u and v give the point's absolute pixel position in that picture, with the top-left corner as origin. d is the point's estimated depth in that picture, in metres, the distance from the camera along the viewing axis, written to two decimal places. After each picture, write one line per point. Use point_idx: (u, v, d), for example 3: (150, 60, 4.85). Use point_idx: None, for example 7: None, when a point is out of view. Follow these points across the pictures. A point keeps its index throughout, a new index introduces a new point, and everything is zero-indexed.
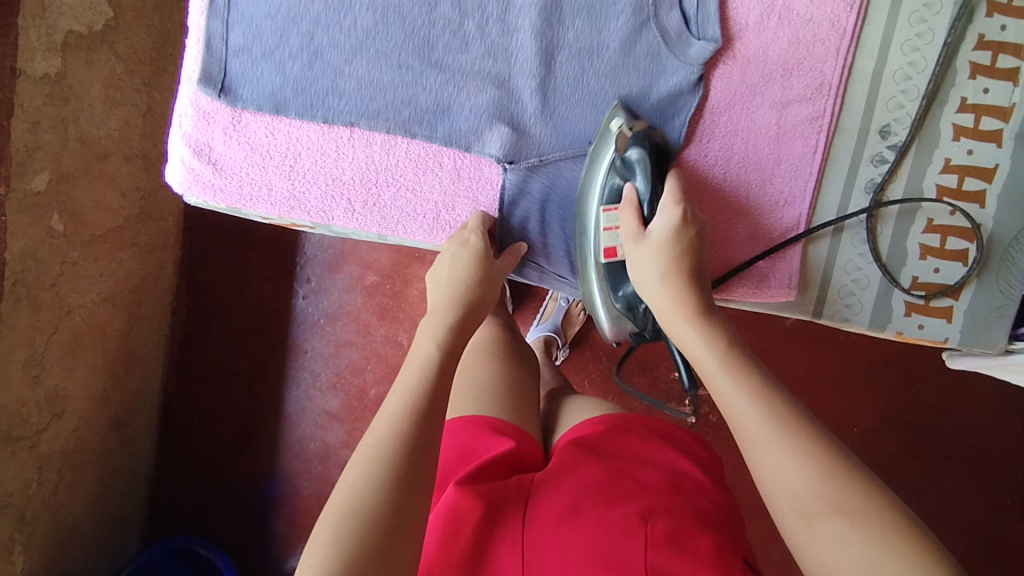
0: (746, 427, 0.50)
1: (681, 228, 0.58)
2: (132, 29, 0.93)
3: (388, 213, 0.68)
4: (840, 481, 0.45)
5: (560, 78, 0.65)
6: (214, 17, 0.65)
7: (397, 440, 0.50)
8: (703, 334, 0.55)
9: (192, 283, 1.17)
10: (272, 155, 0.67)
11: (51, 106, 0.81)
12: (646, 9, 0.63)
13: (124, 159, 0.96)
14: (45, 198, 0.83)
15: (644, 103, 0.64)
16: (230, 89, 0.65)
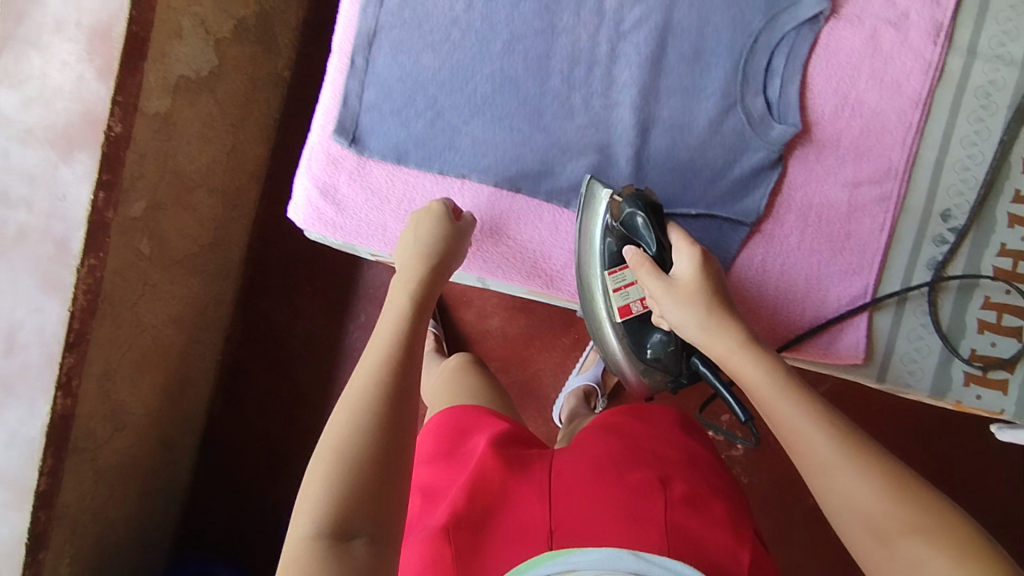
0: (814, 453, 0.53)
1: (704, 263, 0.63)
2: (230, 76, 1.01)
3: (490, 258, 0.75)
4: (906, 500, 0.50)
5: (654, 149, 0.71)
6: (353, 78, 0.73)
7: (380, 387, 0.54)
8: (759, 362, 0.59)
9: (248, 311, 1.22)
10: (391, 200, 0.75)
11: (156, 141, 0.88)
12: (734, 94, 0.69)
13: (206, 192, 1.03)
14: (138, 223, 0.89)
15: (729, 175, 0.70)
16: (360, 140, 0.73)
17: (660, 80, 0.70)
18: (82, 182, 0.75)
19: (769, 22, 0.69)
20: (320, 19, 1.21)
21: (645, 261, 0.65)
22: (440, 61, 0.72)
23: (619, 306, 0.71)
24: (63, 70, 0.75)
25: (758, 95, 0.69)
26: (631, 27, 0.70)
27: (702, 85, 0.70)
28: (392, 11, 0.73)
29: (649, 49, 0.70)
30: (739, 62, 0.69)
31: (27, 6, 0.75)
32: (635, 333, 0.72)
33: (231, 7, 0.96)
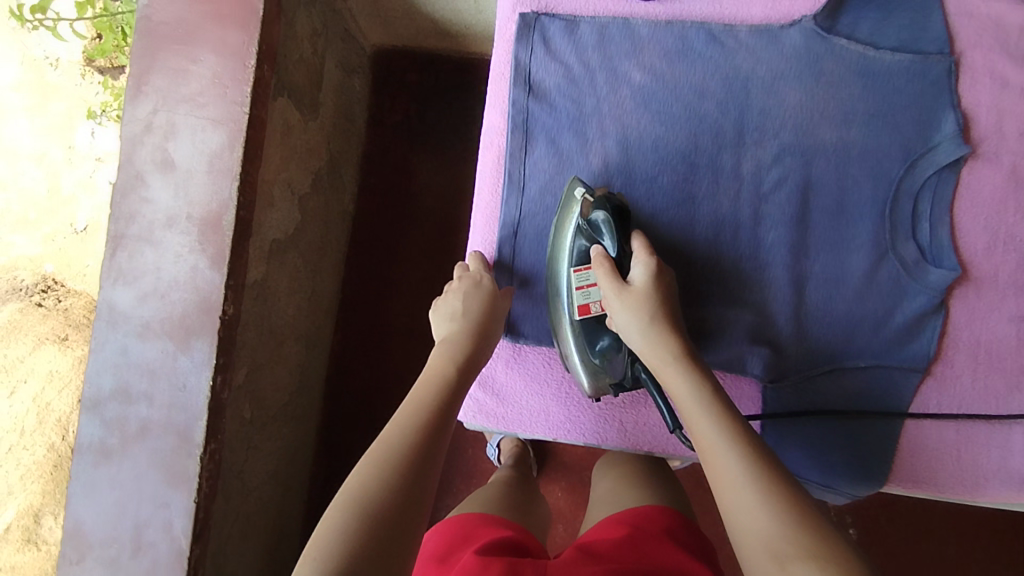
0: (722, 473, 0.54)
1: (657, 272, 0.66)
2: (310, 226, 1.03)
3: (654, 429, 0.76)
4: (805, 529, 0.48)
5: (813, 305, 0.70)
6: (501, 269, 0.76)
7: (408, 440, 0.59)
8: (693, 385, 0.60)
9: (330, 445, 1.20)
10: (550, 383, 0.76)
11: (253, 308, 0.88)
12: (884, 243, 0.70)
13: (293, 341, 1.04)
14: (241, 391, 0.88)
15: (892, 322, 0.70)
16: (516, 329, 0.76)
17: (809, 234, 0.71)
18: (201, 369, 0.76)
19: (910, 167, 0.71)
20: (379, 151, 1.24)
21: (607, 264, 0.68)
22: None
23: (579, 304, 0.70)
24: (177, 263, 0.76)
25: (910, 240, 0.70)
26: (773, 186, 0.71)
27: (855, 240, 0.71)
28: (535, 199, 0.75)
29: (794, 207, 0.71)
30: (885, 211, 0.70)
31: (136, 205, 0.77)
32: (592, 333, 0.70)
33: (309, 162, 0.99)
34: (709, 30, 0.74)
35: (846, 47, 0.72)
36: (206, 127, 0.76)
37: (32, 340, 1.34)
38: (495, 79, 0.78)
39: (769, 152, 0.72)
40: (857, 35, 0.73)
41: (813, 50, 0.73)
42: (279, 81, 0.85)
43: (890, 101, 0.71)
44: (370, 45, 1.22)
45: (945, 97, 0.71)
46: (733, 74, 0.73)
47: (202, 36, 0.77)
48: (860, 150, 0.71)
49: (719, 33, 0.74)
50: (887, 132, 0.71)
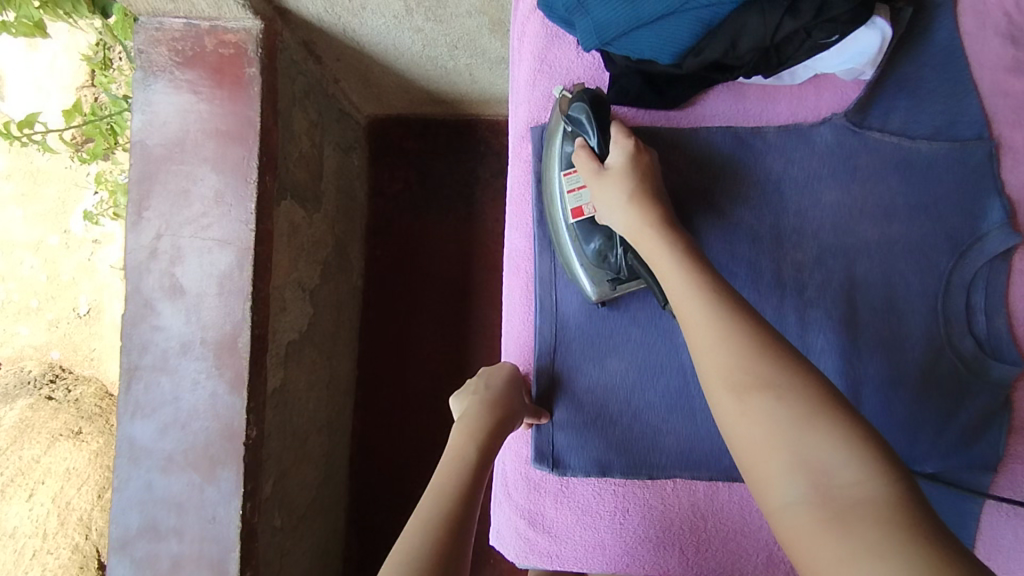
0: (691, 320, 0.51)
1: (635, 154, 0.64)
2: (323, 314, 1.01)
3: (719, 558, 0.69)
4: (768, 363, 0.46)
5: (870, 409, 0.65)
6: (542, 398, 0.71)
7: (444, 510, 0.52)
8: (666, 246, 0.58)
9: (361, 527, 1.17)
10: (603, 514, 0.69)
11: (276, 417, 0.86)
12: (938, 338, 0.65)
13: (316, 434, 1.01)
14: (270, 503, 0.85)
15: (955, 421, 0.64)
16: (560, 461, 0.69)
17: (861, 338, 0.66)
18: (230, 500, 0.73)
19: (960, 257, 0.65)
20: (383, 222, 1.22)
21: (587, 153, 0.66)
22: (627, 363, 0.70)
23: (573, 208, 0.67)
24: (195, 390, 0.74)
25: (965, 334, 0.64)
26: (817, 290, 0.67)
27: (909, 338, 0.65)
28: (573, 325, 0.71)
29: (842, 311, 0.66)
30: (937, 305, 0.65)
31: (147, 334, 0.75)
32: (589, 234, 0.67)
33: (317, 253, 0.97)
34: (736, 132, 0.70)
35: (881, 139, 0.68)
36: (212, 249, 0.75)
37: (45, 440, 1.28)
38: (515, 202, 0.75)
39: (808, 255, 0.67)
40: (890, 125, 0.68)
41: (847, 145, 0.68)
42: (281, 185, 0.83)
43: (931, 193, 0.66)
44: (365, 116, 1.19)
45: (989, 183, 0.65)
46: (765, 176, 0.69)
47: (201, 156, 0.75)
48: (904, 246, 0.66)
49: (747, 136, 0.69)
50: (930, 225, 0.66)
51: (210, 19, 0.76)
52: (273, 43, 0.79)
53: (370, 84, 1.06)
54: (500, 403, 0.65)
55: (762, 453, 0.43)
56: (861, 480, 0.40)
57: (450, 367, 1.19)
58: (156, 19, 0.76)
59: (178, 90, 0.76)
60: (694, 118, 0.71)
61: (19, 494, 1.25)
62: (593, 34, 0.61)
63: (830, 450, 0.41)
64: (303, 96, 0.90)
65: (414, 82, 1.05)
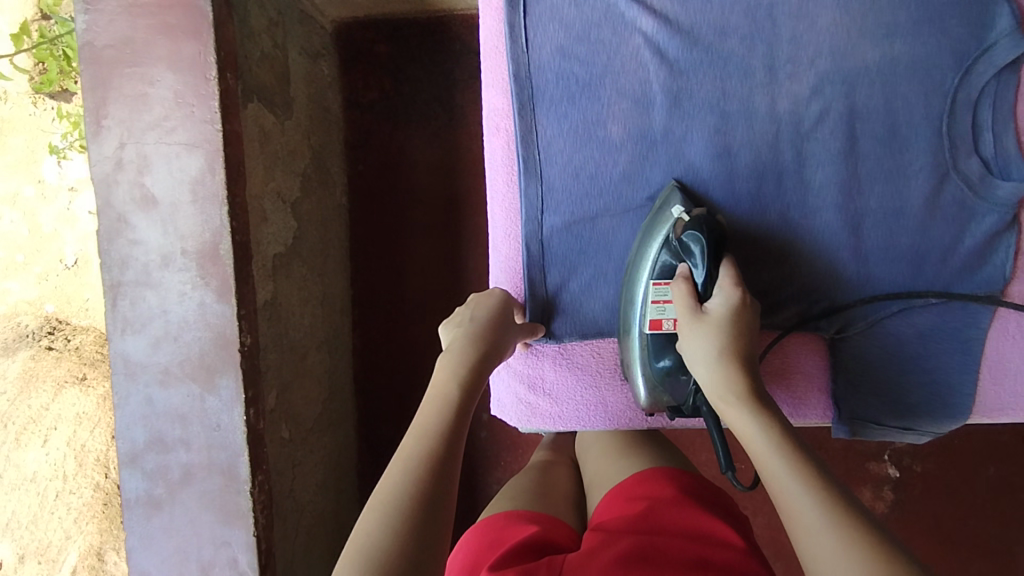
0: (796, 514, 0.46)
1: (740, 306, 0.58)
2: (308, 230, 0.99)
3: None
4: (895, 574, 0.41)
5: (871, 244, 0.64)
6: (532, 264, 0.68)
7: (416, 471, 0.50)
8: (757, 420, 0.53)
9: (372, 442, 1.19)
10: (602, 372, 0.70)
11: (271, 327, 0.84)
12: (944, 161, 0.62)
13: (315, 349, 1.01)
14: (275, 412, 0.85)
15: (960, 249, 0.63)
16: (556, 325, 0.69)
17: (861, 172, 0.63)
18: (232, 406, 0.73)
19: (965, 74, 0.62)
20: (361, 134, 1.17)
21: (686, 289, 0.60)
22: (618, 220, 0.68)
23: (652, 319, 0.63)
24: (183, 301, 0.72)
25: (971, 154, 0.62)
26: (814, 125, 0.63)
27: (911, 165, 0.63)
28: (558, 184, 0.67)
29: (841, 145, 0.63)
30: (942, 126, 0.62)
31: (126, 249, 0.72)
32: (662, 351, 0.63)
33: (293, 165, 0.93)
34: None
35: None
36: (180, 153, 0.71)
37: (51, 387, 1.28)
38: (488, 53, 0.68)
39: (805, 85, 0.63)
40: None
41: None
42: (245, 86, 0.78)
43: (934, 5, 0.61)
44: (330, 21, 1.12)
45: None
46: (755, 3, 0.64)
47: (155, 54, 0.70)
48: (906, 67, 0.62)
49: None
50: (935, 39, 0.62)
51: None
52: None
53: None
54: (483, 337, 0.62)
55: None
56: None
57: (445, 278, 1.17)
58: None
59: None
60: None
61: (35, 441, 1.28)
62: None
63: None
64: None
65: None
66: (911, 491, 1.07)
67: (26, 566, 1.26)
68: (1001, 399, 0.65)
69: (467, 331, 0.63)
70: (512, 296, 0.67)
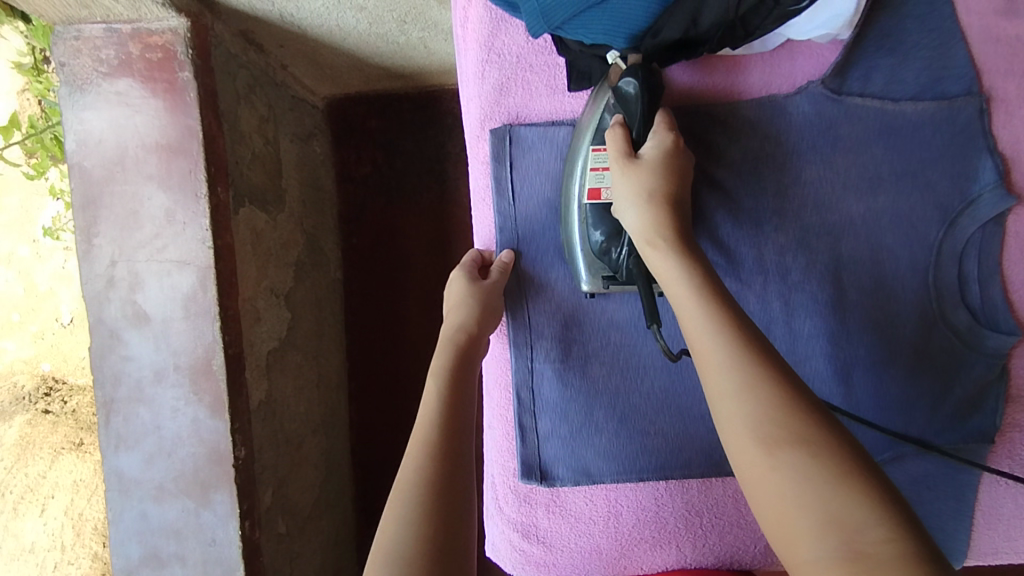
0: (709, 351, 0.47)
1: (671, 149, 0.57)
2: (303, 317, 0.99)
3: (717, 550, 0.70)
4: (790, 412, 0.42)
5: (862, 394, 0.63)
6: (523, 412, 0.68)
7: (414, 523, 0.49)
8: (681, 266, 0.53)
9: (370, 514, 1.18)
10: (596, 520, 0.69)
11: (267, 428, 0.85)
12: (932, 313, 0.62)
13: (312, 433, 1.01)
14: (272, 511, 0.85)
15: (949, 401, 0.63)
16: (548, 473, 0.68)
17: (849, 319, 0.63)
18: (227, 521, 0.73)
19: (950, 228, 0.62)
20: (355, 208, 1.17)
21: (621, 134, 0.59)
22: (607, 369, 0.68)
23: (590, 187, 0.62)
24: (176, 418, 0.72)
25: (959, 307, 0.62)
26: (802, 275, 0.63)
27: (898, 318, 0.63)
28: (546, 335, 0.68)
29: (829, 292, 0.63)
30: (929, 279, 0.62)
31: (119, 365, 0.72)
32: (600, 221, 0.62)
33: (287, 255, 0.93)
34: (708, 110, 0.64)
35: (862, 105, 0.63)
36: (172, 271, 0.71)
37: (48, 454, 1.28)
38: (477, 205, 0.70)
39: (790, 240, 0.64)
40: (871, 88, 0.63)
41: (825, 116, 0.63)
42: (236, 192, 0.78)
43: (917, 159, 0.62)
44: (321, 97, 1.13)
45: (978, 141, 0.61)
46: (741, 157, 0.64)
47: (145, 173, 0.71)
48: (892, 219, 0.63)
49: (719, 113, 0.64)
50: (919, 193, 0.62)
51: (131, 22, 0.70)
52: (204, 40, 0.72)
53: (320, 66, 0.99)
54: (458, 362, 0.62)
55: (781, 515, 0.40)
56: (892, 535, 0.37)
57: None
58: (73, 27, 0.70)
59: (109, 103, 0.70)
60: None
61: (32, 510, 1.27)
62: (541, 18, 0.57)
63: (862, 511, 0.38)
64: (248, 91, 0.84)
65: (367, 60, 0.98)
66: None
67: None
68: (996, 544, 0.65)
69: (441, 357, 0.62)
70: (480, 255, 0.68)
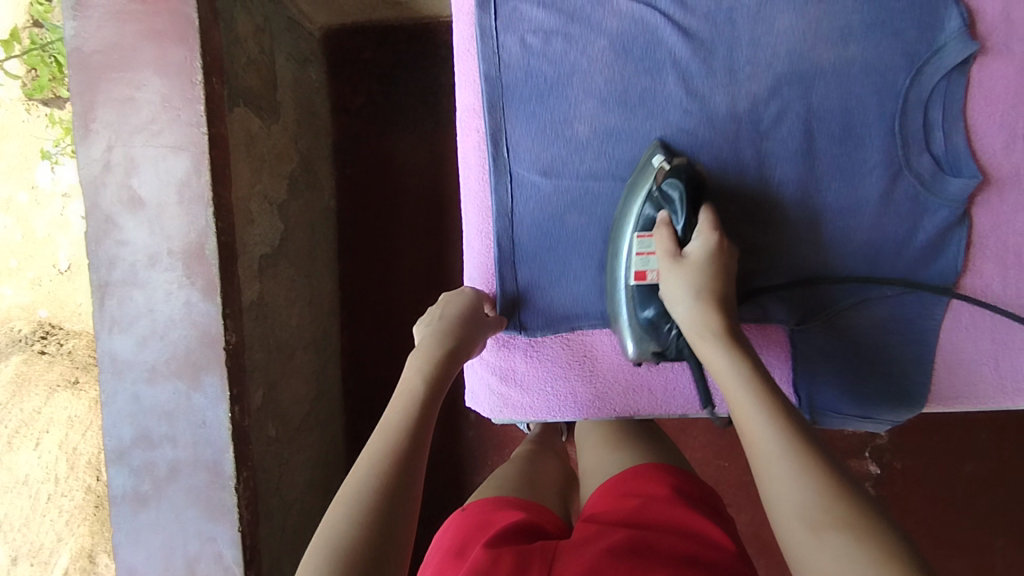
0: (760, 441, 0.50)
1: (716, 251, 0.62)
2: (296, 232, 1.00)
3: (688, 393, 0.73)
4: (841, 500, 0.45)
5: (828, 237, 0.67)
6: (504, 264, 0.71)
7: (379, 473, 0.51)
8: (731, 359, 0.57)
9: (361, 442, 1.20)
10: (572, 364, 0.72)
11: (258, 328, 0.86)
12: (897, 159, 0.65)
13: (303, 348, 1.02)
14: (262, 411, 0.86)
15: (914, 243, 0.66)
16: (528, 321, 0.72)
17: (817, 167, 0.66)
18: (217, 403, 0.74)
19: (917, 76, 0.64)
20: (349, 139, 1.19)
21: (668, 234, 0.64)
22: (586, 218, 0.71)
23: (636, 270, 0.66)
24: (169, 301, 0.74)
25: (923, 152, 0.65)
26: (773, 123, 0.66)
27: (864, 166, 0.66)
28: (526, 183, 0.70)
29: (798, 141, 0.66)
30: (895, 126, 0.65)
31: (113, 250, 0.74)
32: (647, 300, 0.66)
33: (281, 168, 0.94)
34: None
35: None
36: (166, 156, 0.73)
37: (43, 391, 1.28)
38: (460, 57, 0.71)
39: (763, 86, 0.66)
40: None
41: None
42: (230, 90, 0.80)
43: (887, 7, 0.64)
44: (318, 27, 1.14)
45: None
46: (715, 6, 0.66)
47: (141, 59, 0.72)
48: (860, 68, 0.65)
49: None
50: (888, 40, 0.64)
51: None
52: None
53: None
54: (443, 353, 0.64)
55: None
56: None
57: (432, 281, 1.19)
58: None
59: None
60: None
61: (26, 445, 1.27)
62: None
63: None
64: None
65: None
66: (892, 487, 1.10)
67: (19, 567, 1.27)
68: (956, 388, 0.67)
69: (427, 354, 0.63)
70: (481, 294, 0.71)
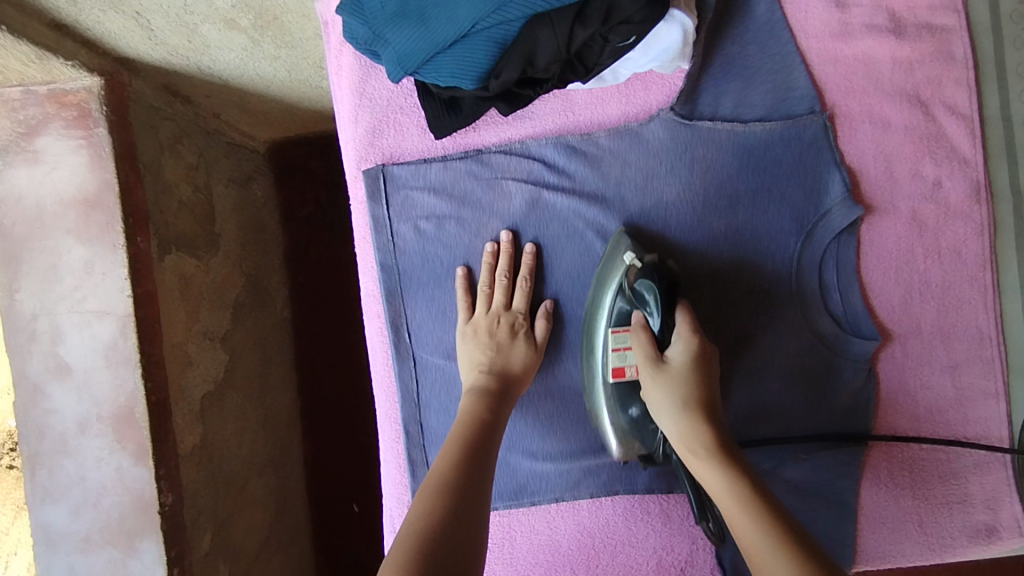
0: (751, 541, 0.51)
1: (695, 357, 0.63)
2: (242, 357, 0.99)
3: (612, 569, 0.76)
4: None
5: (737, 399, 0.73)
6: (414, 445, 0.75)
7: (435, 510, 0.52)
8: (720, 473, 0.57)
9: (329, 552, 1.18)
10: (493, 546, 0.77)
11: (201, 471, 0.84)
12: (798, 321, 0.72)
13: (258, 474, 1.00)
14: (210, 556, 0.84)
15: (827, 399, 0.72)
16: None
17: (721, 331, 0.72)
18: (153, 568, 0.72)
19: (807, 238, 0.72)
20: (300, 248, 1.18)
21: (645, 334, 0.65)
22: None
23: (614, 366, 0.68)
24: (100, 467, 0.72)
25: (824, 313, 0.72)
26: None
27: (768, 334, 0.72)
28: (432, 365, 0.75)
29: (700, 307, 0.72)
30: (794, 289, 0.72)
31: (43, 418, 0.73)
32: (628, 398, 0.69)
33: (222, 298, 0.94)
34: (566, 142, 0.73)
35: (713, 128, 0.71)
36: (91, 321, 0.72)
37: None
38: (357, 244, 0.76)
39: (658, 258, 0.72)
40: (721, 110, 0.72)
41: (678, 138, 0.71)
42: (160, 239, 0.79)
43: (769, 177, 0.71)
44: (262, 142, 1.13)
45: (827, 155, 0.71)
46: (605, 184, 0.73)
47: (63, 227, 0.72)
48: (749, 233, 0.72)
49: (577, 144, 0.73)
50: (774, 208, 0.72)
51: (47, 83, 0.71)
52: (120, 96, 0.74)
53: (252, 113, 1.00)
54: (490, 400, 0.66)
55: None
56: None
57: None
58: None
59: (25, 162, 0.72)
60: (524, 129, 0.74)
61: None
62: (397, 64, 0.55)
63: None
64: (173, 140, 0.85)
65: (299, 104, 0.99)
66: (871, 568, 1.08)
67: None
68: (881, 548, 0.74)
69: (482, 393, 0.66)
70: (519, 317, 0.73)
